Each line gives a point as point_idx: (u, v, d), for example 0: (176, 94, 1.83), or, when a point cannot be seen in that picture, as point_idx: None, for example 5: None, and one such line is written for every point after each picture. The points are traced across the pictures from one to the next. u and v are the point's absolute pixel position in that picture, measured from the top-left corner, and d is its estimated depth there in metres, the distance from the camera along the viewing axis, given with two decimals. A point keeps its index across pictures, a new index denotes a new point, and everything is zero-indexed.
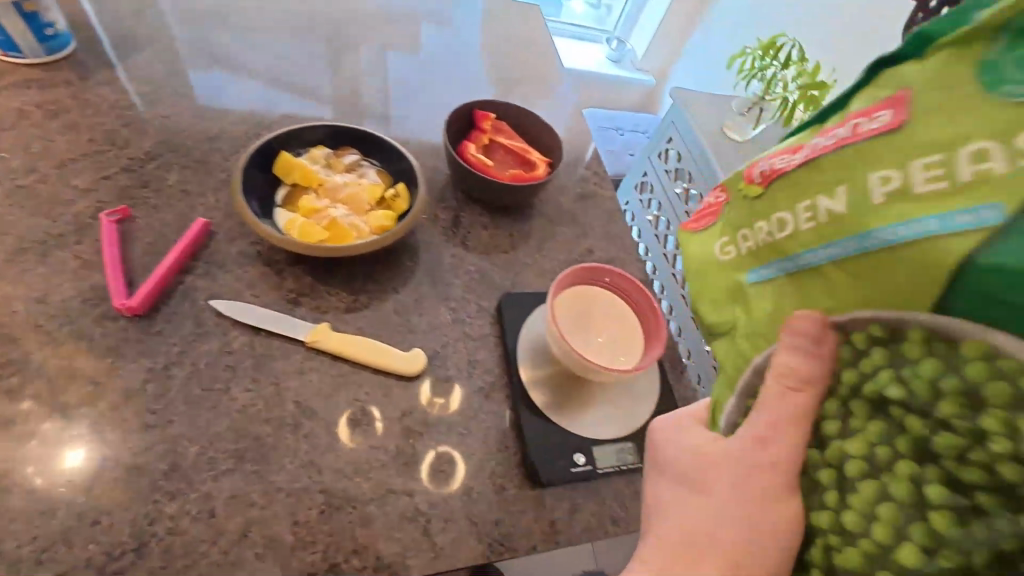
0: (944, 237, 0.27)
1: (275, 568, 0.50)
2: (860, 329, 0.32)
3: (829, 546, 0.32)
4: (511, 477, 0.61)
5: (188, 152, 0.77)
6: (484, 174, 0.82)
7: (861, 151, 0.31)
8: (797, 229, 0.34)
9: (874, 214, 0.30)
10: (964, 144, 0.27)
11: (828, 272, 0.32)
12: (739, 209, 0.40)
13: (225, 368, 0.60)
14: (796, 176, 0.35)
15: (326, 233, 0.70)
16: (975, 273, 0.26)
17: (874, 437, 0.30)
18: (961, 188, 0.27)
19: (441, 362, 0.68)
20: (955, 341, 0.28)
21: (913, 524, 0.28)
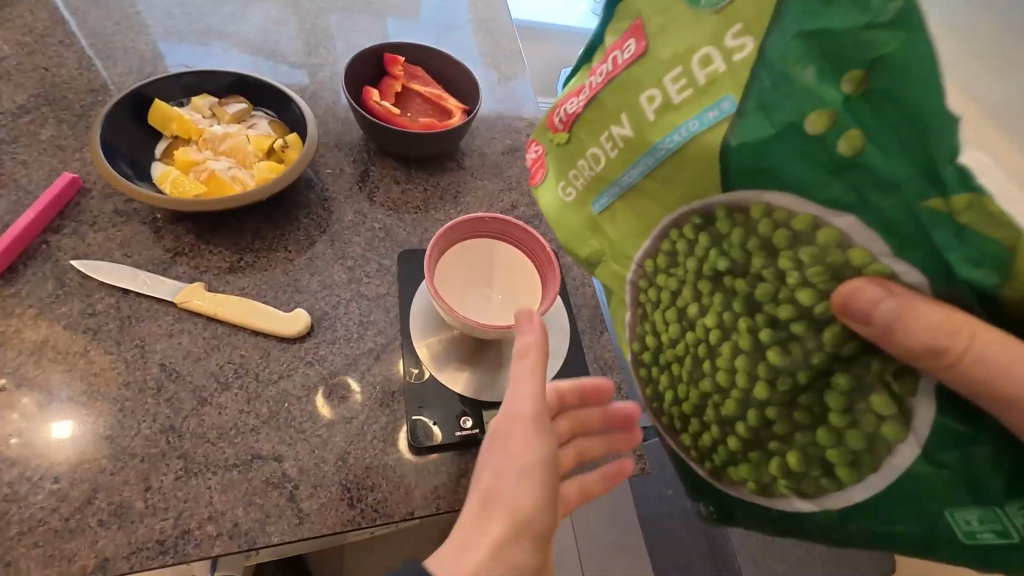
0: (714, 129, 0.31)
1: (119, 535, 0.48)
2: (722, 206, 0.33)
3: (726, 413, 0.36)
4: (392, 441, 0.57)
5: (66, 104, 0.72)
6: (388, 124, 0.75)
7: (636, 74, 0.36)
8: (646, 119, 0.35)
9: (663, 123, 0.34)
10: (695, 54, 0.32)
11: (694, 155, 0.33)
12: (558, 156, 0.44)
13: (87, 331, 0.58)
14: (593, 112, 0.39)
15: (202, 186, 0.65)
16: (734, 154, 0.31)
17: (699, 297, 0.36)
18: (708, 91, 0.31)
19: (329, 324, 0.63)
20: (746, 210, 0.32)
21: (739, 357, 0.34)
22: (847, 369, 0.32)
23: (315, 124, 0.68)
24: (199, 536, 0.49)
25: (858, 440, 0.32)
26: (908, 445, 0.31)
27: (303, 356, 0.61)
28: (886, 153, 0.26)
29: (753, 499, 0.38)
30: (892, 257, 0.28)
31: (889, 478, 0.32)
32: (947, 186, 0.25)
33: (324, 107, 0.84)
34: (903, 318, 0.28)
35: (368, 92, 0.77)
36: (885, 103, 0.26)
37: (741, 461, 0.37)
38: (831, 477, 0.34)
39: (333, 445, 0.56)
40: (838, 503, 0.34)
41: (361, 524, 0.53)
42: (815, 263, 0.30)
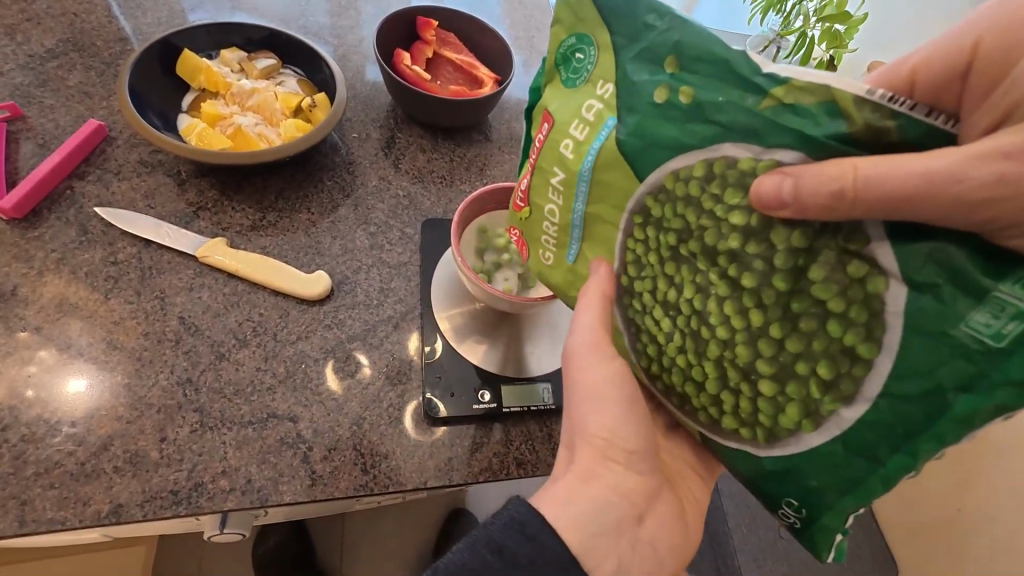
0: (612, 137, 0.38)
1: (132, 484, 0.48)
2: (652, 193, 0.38)
3: (731, 358, 0.38)
4: (408, 409, 0.57)
5: (95, 52, 0.71)
6: (417, 88, 0.72)
7: (542, 142, 0.42)
8: (567, 161, 0.41)
9: (583, 149, 0.40)
10: (583, 105, 0.40)
11: (621, 164, 0.38)
12: (527, 229, 0.47)
13: (107, 280, 0.57)
14: (537, 180, 0.44)
15: (228, 141, 0.64)
16: (632, 146, 0.37)
17: (671, 279, 0.40)
18: (598, 120, 0.39)
19: (349, 288, 0.62)
20: (664, 186, 0.37)
21: (726, 303, 0.37)
22: (812, 261, 0.33)
23: (344, 83, 0.66)
24: (212, 488, 0.49)
25: (858, 311, 0.32)
26: (895, 287, 0.31)
27: (322, 318, 0.60)
28: (716, 90, 0.33)
29: (814, 441, 0.36)
30: (767, 151, 0.32)
31: (898, 329, 0.31)
32: (767, 88, 0.31)
33: (350, 70, 0.82)
34: (805, 192, 0.30)
35: (399, 55, 0.75)
36: (700, 66, 0.34)
37: (783, 404, 0.37)
38: (858, 361, 0.33)
39: (348, 409, 0.55)
40: (875, 386, 0.33)
41: (373, 491, 0.52)
42: (726, 188, 0.35)
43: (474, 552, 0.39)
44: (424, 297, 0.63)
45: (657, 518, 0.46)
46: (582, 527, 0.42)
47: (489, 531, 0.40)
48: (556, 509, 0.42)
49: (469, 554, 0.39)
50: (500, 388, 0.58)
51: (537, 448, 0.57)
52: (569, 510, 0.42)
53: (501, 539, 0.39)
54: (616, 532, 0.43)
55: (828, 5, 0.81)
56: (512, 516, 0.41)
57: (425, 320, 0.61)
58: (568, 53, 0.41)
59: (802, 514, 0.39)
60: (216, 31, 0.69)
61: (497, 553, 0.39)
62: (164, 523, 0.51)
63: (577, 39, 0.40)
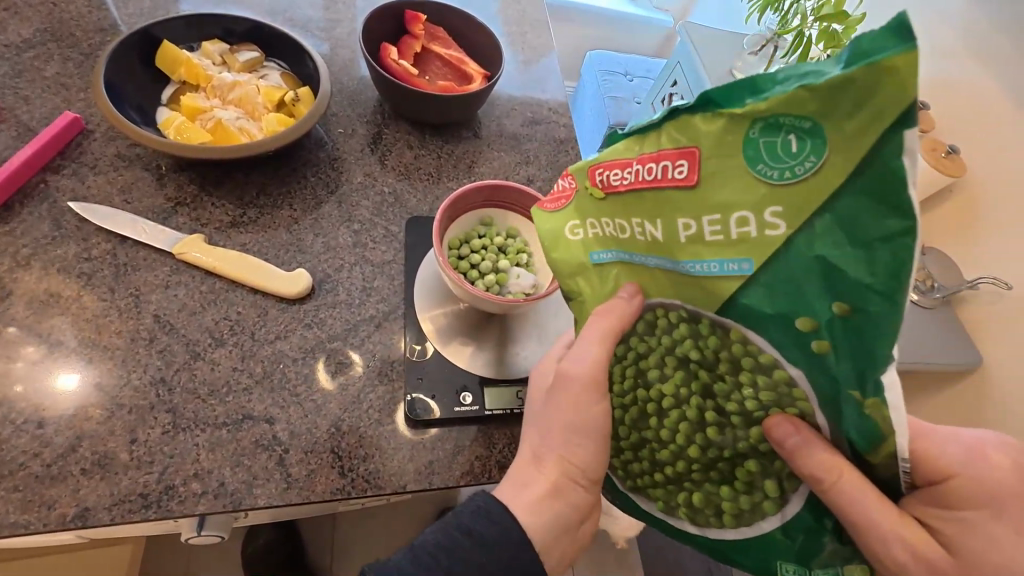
0: (727, 280, 0.32)
1: (101, 487, 0.47)
2: (706, 319, 0.35)
3: (658, 449, 0.40)
4: (389, 413, 0.55)
5: (74, 42, 0.69)
6: (404, 84, 0.70)
7: (666, 194, 0.33)
8: (672, 237, 0.34)
9: (697, 244, 0.33)
10: (733, 214, 0.30)
11: (704, 284, 0.33)
12: (584, 204, 0.39)
13: (80, 276, 0.56)
14: (625, 197, 0.35)
15: (208, 135, 0.63)
16: (736, 308, 0.32)
17: (667, 373, 0.38)
18: (733, 246, 0.31)
19: (330, 287, 0.61)
20: (726, 331, 0.34)
21: (684, 423, 0.38)
22: (758, 457, 0.36)
23: (328, 77, 0.65)
24: (184, 491, 0.48)
25: (744, 501, 0.38)
26: (791, 503, 0.36)
27: (302, 318, 0.58)
28: (840, 355, 0.29)
29: (658, 514, 0.43)
30: (815, 404, 0.33)
31: (760, 531, 0.37)
32: (865, 392, 0.29)
33: (337, 64, 0.80)
34: (806, 457, 0.33)
35: (386, 49, 0.74)
36: (857, 336, 0.28)
37: (654, 487, 0.42)
38: (723, 514, 0.39)
39: (327, 411, 0.54)
40: (720, 536, 0.39)
41: (350, 494, 0.51)
42: (765, 391, 0.34)
43: (446, 533, 0.41)
44: (407, 298, 0.62)
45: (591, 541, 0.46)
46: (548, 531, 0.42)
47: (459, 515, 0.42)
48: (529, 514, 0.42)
49: (442, 534, 0.41)
50: (484, 391, 0.57)
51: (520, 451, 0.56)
52: (523, 513, 0.42)
53: (472, 523, 0.41)
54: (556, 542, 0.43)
55: (824, 5, 0.80)
56: (479, 504, 0.42)
57: (408, 321, 0.60)
58: (785, 126, 0.27)
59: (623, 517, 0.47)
60: (197, 23, 0.68)
61: (467, 534, 0.41)
62: (136, 526, 0.50)
63: (814, 127, 0.26)
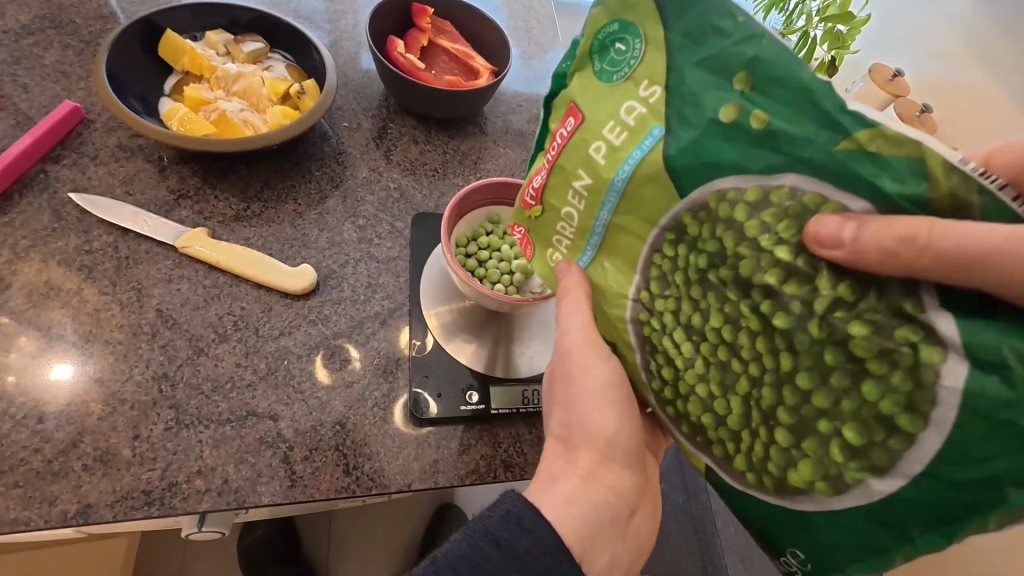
0: (654, 151, 0.35)
1: (103, 483, 0.46)
2: (699, 207, 0.35)
3: (751, 397, 0.35)
4: (393, 410, 0.55)
5: (74, 29, 0.68)
6: (410, 78, 0.70)
7: (575, 141, 0.40)
8: (598, 162, 0.38)
9: (623, 145, 0.37)
10: (622, 108, 0.37)
11: (657, 177, 0.36)
12: (539, 227, 0.45)
13: (81, 268, 0.55)
14: (556, 180, 0.42)
15: (212, 127, 0.62)
16: (682, 163, 0.34)
17: (695, 304, 0.37)
18: (641, 125, 0.36)
19: (335, 283, 0.60)
20: (706, 205, 0.34)
21: (757, 339, 0.34)
22: (855, 315, 0.30)
23: (334, 70, 0.64)
24: (187, 488, 0.47)
25: (902, 379, 0.29)
26: (953, 363, 0.28)
27: (307, 314, 0.58)
28: (794, 121, 0.31)
29: (833, 504, 0.33)
30: (840, 191, 0.30)
31: (952, 408, 0.28)
32: (850, 129, 0.29)
33: (341, 57, 0.79)
34: (868, 240, 0.28)
35: (392, 42, 0.73)
36: (773, 88, 0.31)
37: (797, 459, 0.34)
38: (896, 433, 0.30)
39: (332, 408, 0.53)
40: (917, 462, 0.29)
41: (355, 492, 0.50)
42: (780, 219, 0.32)
43: (471, 544, 0.40)
44: (413, 294, 0.61)
45: (644, 515, 0.47)
46: (580, 526, 0.42)
47: (487, 523, 0.40)
48: (559, 509, 0.42)
49: (467, 546, 0.40)
50: (491, 388, 0.57)
51: (526, 450, 0.56)
52: (569, 514, 0.42)
53: (499, 532, 0.40)
54: (613, 527, 0.43)
55: (831, 5, 0.79)
56: (507, 509, 0.41)
57: (413, 318, 0.60)
58: (611, 46, 0.38)
59: (805, 566, 0.36)
60: (200, 13, 0.67)
61: (495, 545, 0.39)
62: (138, 523, 0.49)
63: (620, 27, 0.38)
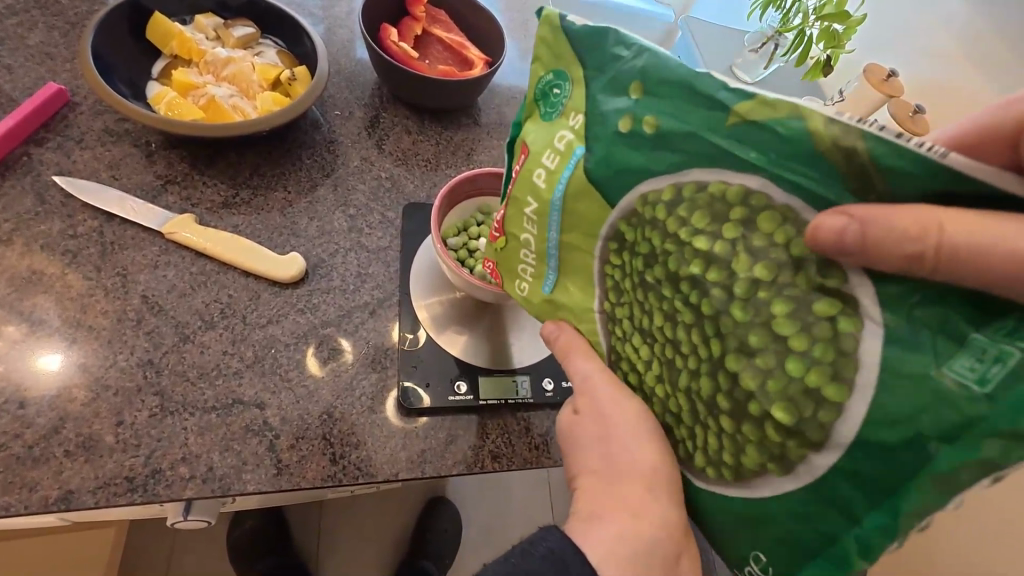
0: (579, 169, 0.36)
1: (85, 469, 0.46)
2: (627, 216, 0.35)
3: (697, 389, 0.35)
4: (381, 400, 0.55)
5: (60, 10, 0.67)
6: (403, 67, 0.69)
7: (520, 178, 0.40)
8: (540, 189, 0.39)
9: (559, 170, 0.37)
10: (553, 138, 0.38)
11: (591, 190, 0.36)
12: (503, 258, 0.45)
13: (65, 253, 0.54)
14: (511, 212, 0.42)
15: (200, 112, 0.61)
16: (604, 177, 0.35)
17: (642, 305, 0.37)
18: (568, 150, 0.37)
19: (324, 273, 0.60)
20: (636, 212, 0.35)
21: (693, 331, 0.34)
22: (773, 291, 0.29)
23: (325, 57, 0.63)
24: (171, 476, 0.47)
25: (823, 350, 0.28)
26: (869, 330, 0.27)
27: (295, 302, 0.57)
28: (681, 120, 0.31)
29: (787, 486, 0.31)
30: (736, 175, 0.30)
31: (872, 370, 0.27)
32: (731, 107, 0.29)
33: (333, 44, 0.78)
34: (876, 237, 0.25)
35: (386, 30, 0.72)
36: (660, 90, 0.32)
37: (743, 444, 0.33)
38: (824, 405, 0.29)
39: (319, 397, 0.53)
40: (848, 431, 0.28)
41: (341, 481, 0.50)
42: (693, 212, 0.32)
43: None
44: (402, 285, 0.61)
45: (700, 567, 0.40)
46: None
47: (529, 564, 0.37)
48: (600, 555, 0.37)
49: None
50: (479, 380, 0.57)
51: (514, 442, 0.56)
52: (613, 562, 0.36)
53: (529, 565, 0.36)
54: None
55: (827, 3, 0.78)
56: (551, 550, 0.37)
57: (401, 308, 0.59)
58: (547, 89, 0.39)
59: (769, 566, 0.34)
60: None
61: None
62: (121, 509, 0.49)
63: (554, 75, 0.38)
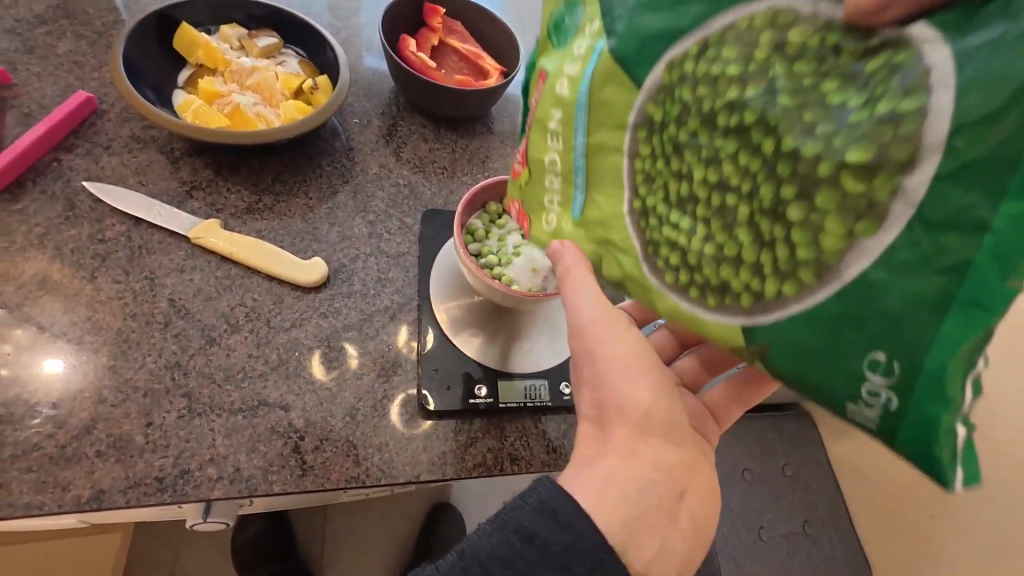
0: (605, 56, 0.39)
1: (116, 469, 0.46)
2: (658, 88, 0.37)
3: (755, 207, 0.34)
4: (402, 402, 0.56)
5: (86, 20, 0.68)
6: (421, 77, 0.70)
7: (540, 108, 0.45)
8: (563, 96, 0.42)
9: (581, 71, 0.41)
10: (574, 48, 0.42)
11: (618, 73, 0.39)
12: (529, 193, 0.48)
13: (94, 258, 0.55)
14: (538, 134, 0.45)
15: (225, 119, 0.62)
16: (631, 49, 0.38)
17: (678, 173, 0.38)
18: (589, 51, 0.41)
19: (345, 277, 0.61)
20: (664, 80, 0.37)
21: (739, 157, 0.34)
22: (825, 75, 0.31)
23: (348, 67, 0.64)
24: (199, 475, 0.48)
25: (884, 84, 0.29)
26: (931, 48, 0.28)
27: (317, 306, 0.58)
28: None
29: (875, 245, 0.30)
30: (759, 2, 0.33)
31: (947, 67, 0.27)
32: None
33: (350, 55, 0.80)
34: None
35: (404, 41, 0.73)
36: None
37: (820, 223, 0.31)
38: (903, 120, 0.28)
39: (342, 400, 0.54)
40: (938, 132, 0.27)
41: (364, 483, 0.51)
42: (726, 46, 0.34)
43: (502, 539, 0.38)
44: (421, 292, 0.62)
45: (692, 506, 0.45)
46: (618, 513, 0.40)
47: (519, 516, 0.38)
48: (596, 494, 0.41)
49: (497, 540, 0.38)
50: (498, 382, 0.58)
51: (532, 444, 0.57)
52: (609, 495, 0.41)
53: (533, 527, 0.38)
54: (659, 513, 0.42)
55: None
56: (541, 501, 0.39)
57: (420, 312, 0.61)
58: (559, 21, 0.45)
59: (891, 375, 0.30)
60: (216, 6, 0.67)
61: (527, 540, 0.38)
62: (148, 510, 0.49)
63: (567, 7, 0.44)
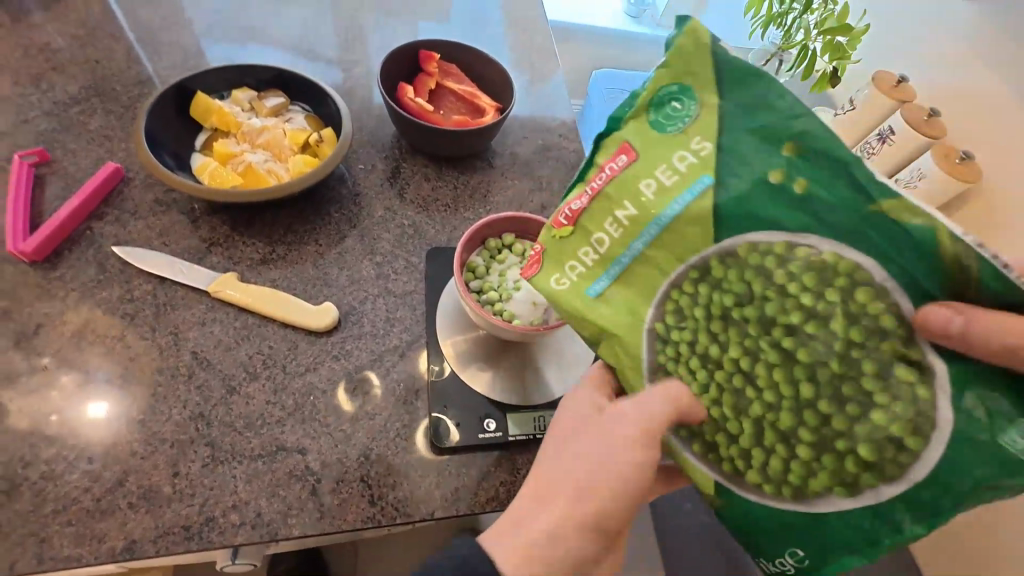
0: (706, 196, 0.41)
1: (147, 519, 0.49)
2: (714, 247, 0.42)
3: (754, 390, 0.42)
4: (414, 439, 0.57)
5: (115, 96, 0.75)
6: (421, 121, 0.74)
7: (609, 197, 0.44)
8: (646, 203, 0.43)
9: (679, 183, 0.41)
10: (674, 155, 0.42)
11: (693, 220, 0.41)
12: (557, 248, 0.47)
13: (124, 317, 0.59)
14: (596, 209, 0.45)
15: (239, 178, 0.66)
16: (732, 210, 0.40)
17: (714, 336, 0.43)
18: (691, 173, 0.41)
19: (355, 319, 0.63)
20: (737, 251, 0.41)
21: (761, 342, 0.41)
22: (855, 321, 0.37)
23: (349, 120, 0.68)
24: (223, 521, 0.50)
25: (869, 372, 0.37)
26: (939, 406, 0.36)
27: (330, 350, 0.61)
28: (830, 181, 0.37)
29: (847, 505, 0.40)
30: (844, 249, 0.37)
31: (943, 430, 0.36)
32: (878, 197, 0.36)
33: (355, 104, 0.84)
34: (974, 332, 0.34)
35: (403, 88, 0.77)
36: (814, 156, 0.37)
37: (829, 448, 0.40)
38: (873, 411, 0.38)
39: (356, 440, 0.56)
40: (919, 470, 0.37)
41: (379, 523, 0.52)
42: (795, 271, 0.39)
43: None
44: (428, 330, 0.64)
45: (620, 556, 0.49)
46: (561, 548, 0.44)
47: None
48: (551, 526, 0.44)
49: None
50: (508, 416, 0.59)
51: None
52: (564, 529, 0.44)
53: None
54: (593, 554, 0.46)
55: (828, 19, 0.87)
56: None
57: (428, 349, 0.62)
58: (665, 99, 0.42)
59: (799, 563, 0.44)
60: (229, 74, 0.73)
61: None
62: (177, 556, 0.52)
63: (679, 88, 0.41)
